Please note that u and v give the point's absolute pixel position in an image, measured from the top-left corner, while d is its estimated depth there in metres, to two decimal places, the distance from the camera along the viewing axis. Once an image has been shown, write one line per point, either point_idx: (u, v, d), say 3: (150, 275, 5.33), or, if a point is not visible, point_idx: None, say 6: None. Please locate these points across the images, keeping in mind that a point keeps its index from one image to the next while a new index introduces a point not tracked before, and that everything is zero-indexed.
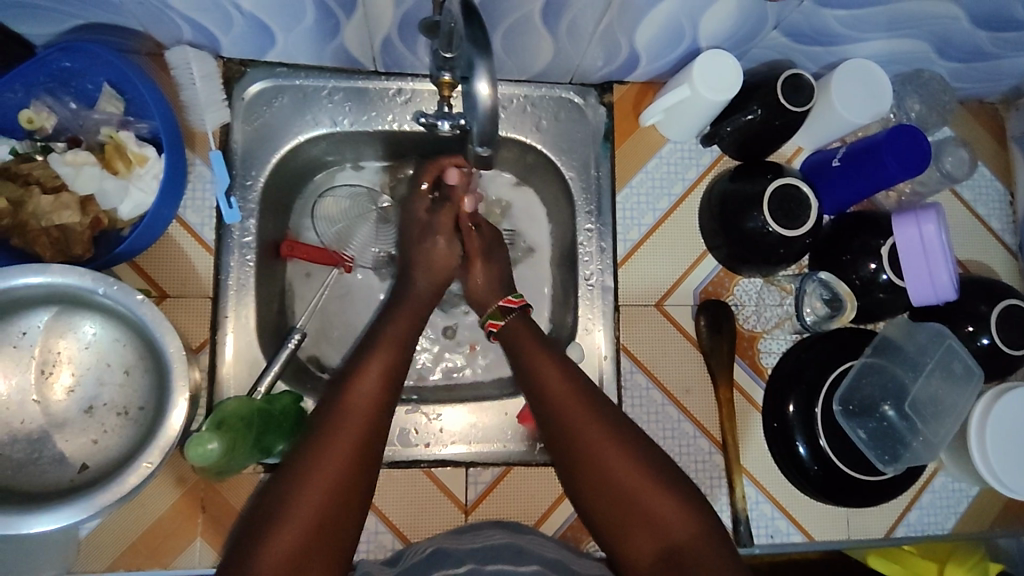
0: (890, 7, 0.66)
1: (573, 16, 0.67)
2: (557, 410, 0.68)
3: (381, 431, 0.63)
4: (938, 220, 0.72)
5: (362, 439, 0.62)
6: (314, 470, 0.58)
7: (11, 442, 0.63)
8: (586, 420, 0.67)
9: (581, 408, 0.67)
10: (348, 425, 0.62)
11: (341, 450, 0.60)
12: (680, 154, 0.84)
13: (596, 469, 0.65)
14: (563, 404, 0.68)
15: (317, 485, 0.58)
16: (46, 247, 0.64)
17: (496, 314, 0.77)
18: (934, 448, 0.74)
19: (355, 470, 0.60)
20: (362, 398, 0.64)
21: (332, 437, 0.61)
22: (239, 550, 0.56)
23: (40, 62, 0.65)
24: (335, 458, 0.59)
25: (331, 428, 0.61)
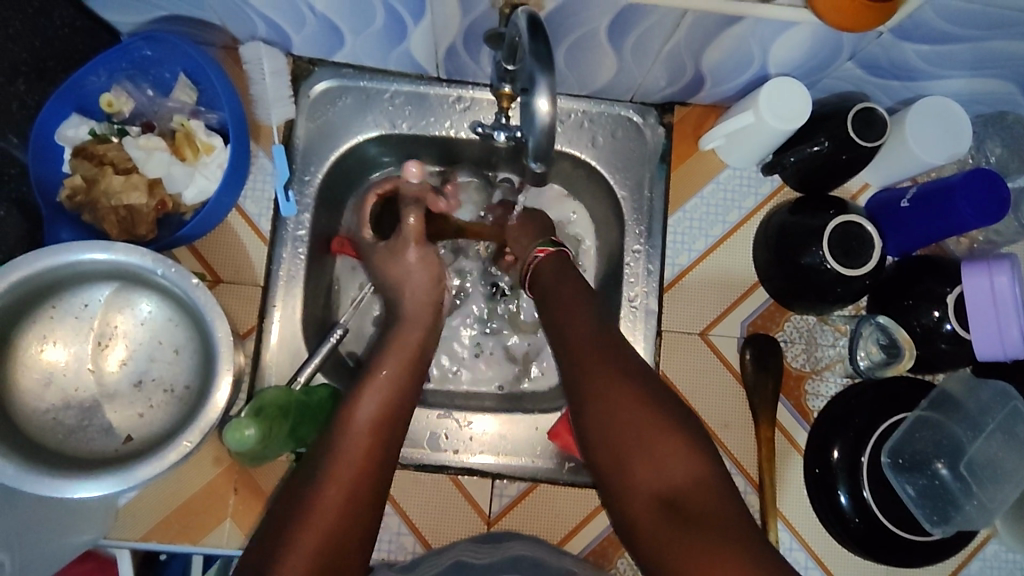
0: (977, 45, 0.63)
1: (639, 35, 0.66)
2: (596, 382, 0.65)
3: (395, 437, 0.64)
4: (1013, 271, 0.67)
5: (378, 445, 0.62)
6: (326, 497, 0.58)
7: (64, 407, 0.65)
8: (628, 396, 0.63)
9: (624, 384, 0.64)
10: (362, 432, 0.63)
11: (353, 475, 0.60)
12: (739, 180, 0.81)
13: (634, 445, 0.61)
14: (600, 380, 0.65)
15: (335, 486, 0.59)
16: (113, 225, 0.68)
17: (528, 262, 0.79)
18: (989, 514, 0.69)
19: (370, 470, 0.61)
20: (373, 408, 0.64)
21: (339, 463, 0.60)
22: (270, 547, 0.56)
23: (124, 50, 0.68)
24: (347, 483, 0.60)
25: (345, 435, 0.62)
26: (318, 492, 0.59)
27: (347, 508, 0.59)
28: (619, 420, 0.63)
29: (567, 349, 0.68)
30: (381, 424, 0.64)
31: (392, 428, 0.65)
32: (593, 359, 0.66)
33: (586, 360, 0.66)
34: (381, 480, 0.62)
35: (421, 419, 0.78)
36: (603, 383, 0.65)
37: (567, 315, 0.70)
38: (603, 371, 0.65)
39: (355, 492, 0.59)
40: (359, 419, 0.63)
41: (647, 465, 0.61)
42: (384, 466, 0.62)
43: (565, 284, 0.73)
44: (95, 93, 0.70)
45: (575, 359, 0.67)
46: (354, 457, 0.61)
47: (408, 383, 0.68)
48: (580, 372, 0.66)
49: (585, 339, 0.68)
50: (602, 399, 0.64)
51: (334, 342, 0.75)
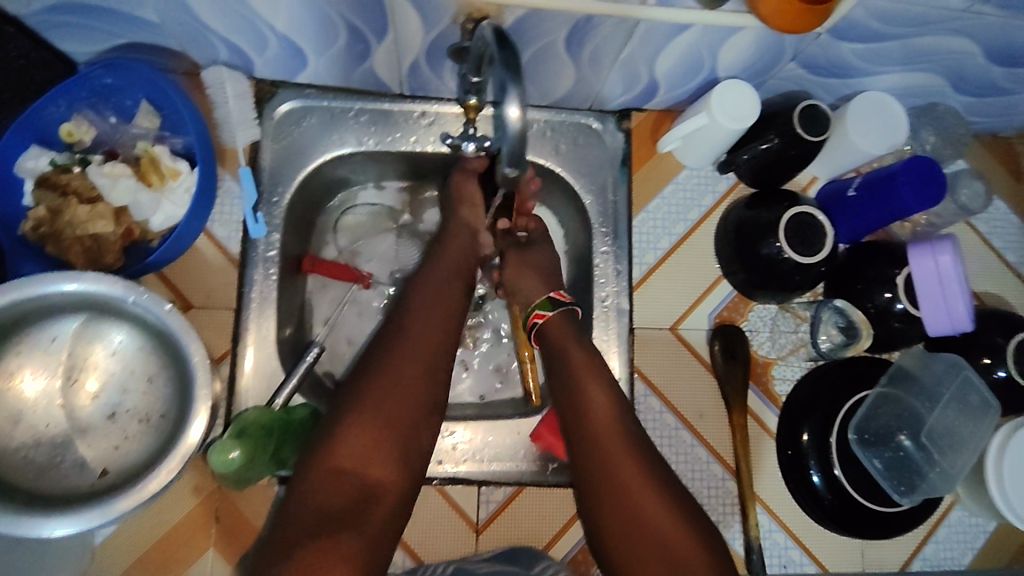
0: (906, 42, 0.68)
1: (596, 45, 0.69)
2: (613, 461, 0.65)
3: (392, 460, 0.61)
4: (954, 250, 0.72)
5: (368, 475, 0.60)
6: (383, 399, 0.62)
7: (35, 445, 0.64)
8: (643, 484, 0.64)
9: (638, 470, 0.64)
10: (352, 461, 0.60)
11: (415, 368, 0.65)
12: (696, 180, 0.85)
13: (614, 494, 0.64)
14: (619, 462, 0.65)
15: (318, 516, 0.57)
16: (78, 255, 0.67)
17: (543, 304, 0.73)
18: (952, 479, 0.73)
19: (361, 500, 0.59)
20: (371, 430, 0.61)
21: (402, 358, 0.65)
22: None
23: (83, 78, 0.68)
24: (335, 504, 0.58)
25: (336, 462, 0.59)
26: (374, 387, 0.63)
27: (408, 406, 0.63)
28: (624, 496, 0.63)
29: (581, 423, 0.67)
30: (439, 330, 0.68)
31: (452, 311, 0.70)
32: (597, 429, 0.66)
33: (602, 441, 0.66)
34: (435, 378, 0.66)
35: None
36: (620, 467, 0.64)
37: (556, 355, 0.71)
38: (620, 455, 0.65)
39: (416, 395, 0.64)
40: (440, 292, 0.71)
41: (652, 553, 0.61)
42: (441, 366, 0.67)
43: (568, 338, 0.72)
44: (54, 124, 0.69)
45: (583, 432, 0.67)
46: (413, 355, 0.65)
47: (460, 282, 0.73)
48: (598, 450, 0.66)
49: (607, 418, 0.67)
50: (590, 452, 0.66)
51: (311, 360, 0.75)
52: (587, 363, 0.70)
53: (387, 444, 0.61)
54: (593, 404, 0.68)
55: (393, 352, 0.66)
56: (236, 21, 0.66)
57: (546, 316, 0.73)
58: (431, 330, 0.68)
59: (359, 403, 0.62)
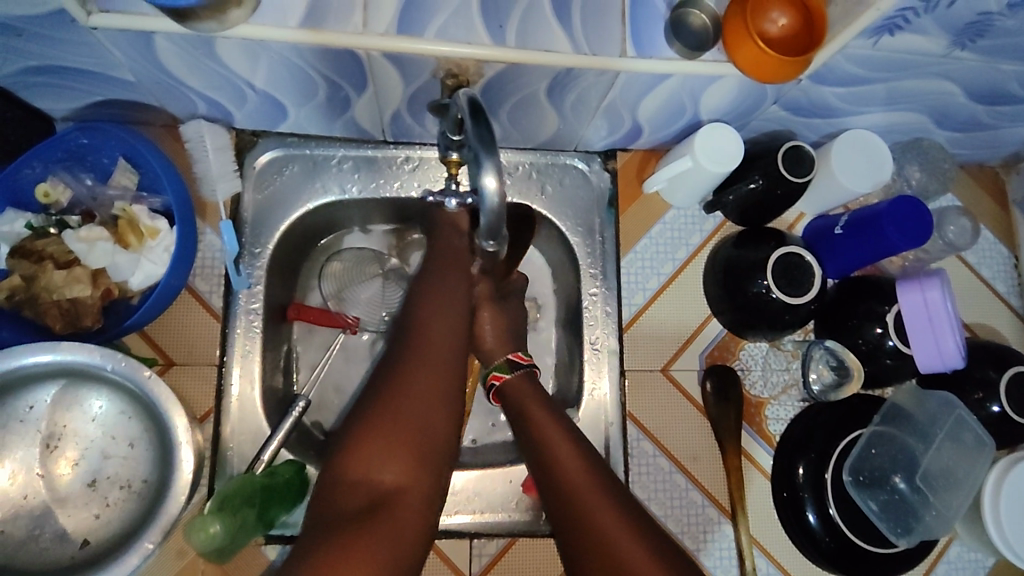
0: (888, 85, 0.68)
1: (577, 93, 0.68)
2: (591, 517, 0.61)
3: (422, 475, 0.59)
4: (943, 288, 0.72)
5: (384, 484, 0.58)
6: (402, 388, 0.60)
7: (13, 518, 0.62)
8: (628, 536, 0.60)
9: (620, 525, 0.61)
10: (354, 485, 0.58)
11: (433, 353, 0.62)
12: (684, 219, 0.85)
13: (600, 552, 0.60)
14: (600, 515, 0.61)
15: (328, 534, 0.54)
16: (56, 318, 0.65)
17: (502, 367, 0.74)
18: (948, 521, 0.72)
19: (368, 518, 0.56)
20: (382, 434, 0.59)
21: (418, 340, 0.63)
22: None
23: (58, 140, 0.67)
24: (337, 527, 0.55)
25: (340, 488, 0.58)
26: (395, 376, 0.61)
27: (428, 396, 0.60)
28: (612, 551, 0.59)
29: (556, 488, 0.64)
30: (454, 312, 0.65)
31: (462, 284, 0.66)
32: (578, 485, 0.64)
33: (580, 500, 0.63)
34: (456, 361, 0.63)
35: None
36: (600, 520, 0.61)
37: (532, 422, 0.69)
38: (601, 511, 0.62)
39: (434, 385, 0.61)
40: (444, 277, 0.66)
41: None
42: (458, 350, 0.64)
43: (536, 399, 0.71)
44: (29, 185, 0.68)
45: (566, 495, 0.63)
46: (430, 342, 0.62)
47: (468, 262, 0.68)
48: (575, 510, 0.62)
49: (583, 480, 0.64)
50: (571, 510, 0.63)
51: (297, 414, 0.74)
52: (559, 430, 0.68)
53: (415, 442, 0.59)
54: (568, 468, 0.65)
55: (409, 334, 0.63)
56: (214, 79, 0.66)
57: (504, 379, 0.74)
58: (447, 307, 0.64)
59: (380, 396, 0.60)
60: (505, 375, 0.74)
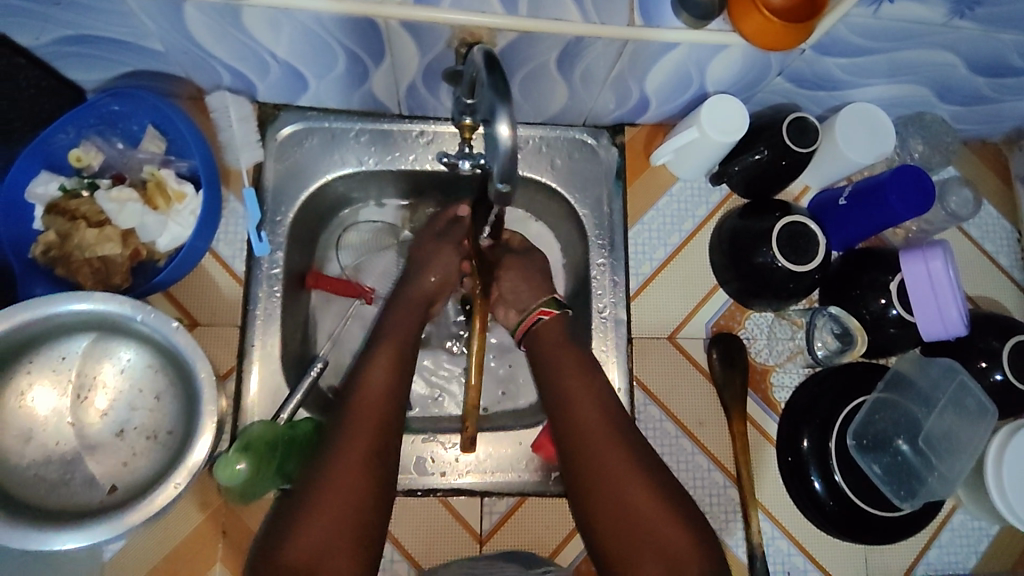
0: (890, 55, 0.70)
1: (587, 64, 0.71)
2: (596, 458, 0.67)
3: (394, 431, 0.67)
4: (946, 257, 0.73)
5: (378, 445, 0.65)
6: (337, 479, 0.62)
7: (46, 463, 0.65)
8: (636, 474, 0.65)
9: (629, 465, 0.66)
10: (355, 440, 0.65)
11: (367, 441, 0.65)
12: (690, 192, 0.87)
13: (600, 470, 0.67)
14: (610, 457, 0.67)
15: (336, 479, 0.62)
16: (87, 277, 0.69)
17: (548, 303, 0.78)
18: (951, 483, 0.73)
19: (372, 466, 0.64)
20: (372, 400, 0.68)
21: (352, 433, 0.65)
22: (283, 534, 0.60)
23: (91, 106, 0.70)
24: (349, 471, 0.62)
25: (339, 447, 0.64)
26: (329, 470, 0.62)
27: (361, 482, 0.62)
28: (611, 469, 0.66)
29: (571, 427, 0.70)
30: (387, 400, 0.68)
31: (398, 388, 0.70)
32: (587, 411, 0.70)
33: (593, 440, 0.68)
34: (387, 456, 0.65)
35: (406, 445, 0.79)
36: (611, 460, 0.66)
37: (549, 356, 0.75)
38: (612, 450, 0.67)
39: (377, 447, 0.65)
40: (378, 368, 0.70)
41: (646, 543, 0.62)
42: (389, 440, 0.66)
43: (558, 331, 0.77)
44: (63, 150, 0.72)
45: (575, 421, 0.70)
46: (365, 428, 0.66)
47: (410, 351, 0.74)
48: (587, 448, 0.68)
49: (592, 412, 0.70)
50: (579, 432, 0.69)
51: (315, 375, 0.77)
52: (578, 370, 0.73)
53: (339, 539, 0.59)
54: (581, 413, 0.70)
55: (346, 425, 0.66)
56: (240, 49, 0.69)
57: (551, 313, 0.78)
58: (378, 400, 0.68)
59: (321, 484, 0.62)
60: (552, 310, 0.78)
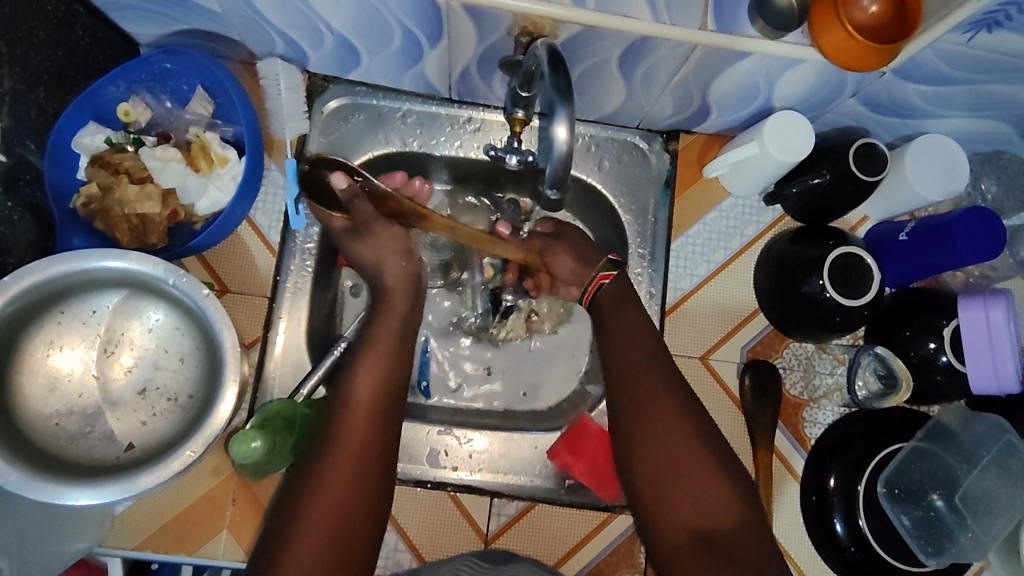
0: (975, 88, 0.65)
1: (650, 65, 0.68)
2: (648, 437, 0.66)
3: (384, 448, 0.63)
4: (1008, 307, 0.69)
5: (365, 471, 0.61)
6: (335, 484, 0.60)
7: (67, 414, 0.65)
8: (710, 478, 0.64)
9: (708, 470, 0.64)
10: (343, 461, 0.61)
11: (357, 447, 0.62)
12: (741, 209, 0.83)
13: (646, 435, 0.66)
14: (688, 456, 0.65)
15: (324, 503, 0.59)
16: (125, 233, 0.69)
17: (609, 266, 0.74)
18: (985, 547, 0.69)
19: (362, 498, 0.61)
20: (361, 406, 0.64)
21: (351, 434, 0.62)
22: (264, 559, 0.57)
23: (144, 61, 0.69)
24: (336, 499, 0.59)
25: (327, 465, 0.61)
26: (326, 465, 0.61)
27: (345, 506, 0.60)
28: (665, 444, 0.65)
29: (631, 406, 0.68)
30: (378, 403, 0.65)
31: (393, 392, 0.66)
32: (645, 380, 0.68)
33: (656, 421, 0.66)
34: (384, 450, 0.63)
35: (421, 434, 0.78)
36: (678, 451, 0.65)
37: (616, 326, 0.72)
38: (677, 433, 0.66)
39: (360, 460, 0.61)
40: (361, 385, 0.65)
41: (709, 546, 0.61)
42: (384, 430, 0.64)
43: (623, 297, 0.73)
44: (112, 103, 0.71)
45: (632, 393, 0.68)
46: (361, 430, 0.63)
47: (400, 362, 0.68)
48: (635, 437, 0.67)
49: (652, 381, 0.68)
50: (632, 401, 0.68)
51: (337, 354, 0.76)
52: (655, 368, 0.69)
53: (343, 532, 0.59)
54: (648, 397, 0.67)
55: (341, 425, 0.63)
56: (295, 17, 0.67)
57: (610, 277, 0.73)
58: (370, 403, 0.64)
59: (324, 457, 0.61)
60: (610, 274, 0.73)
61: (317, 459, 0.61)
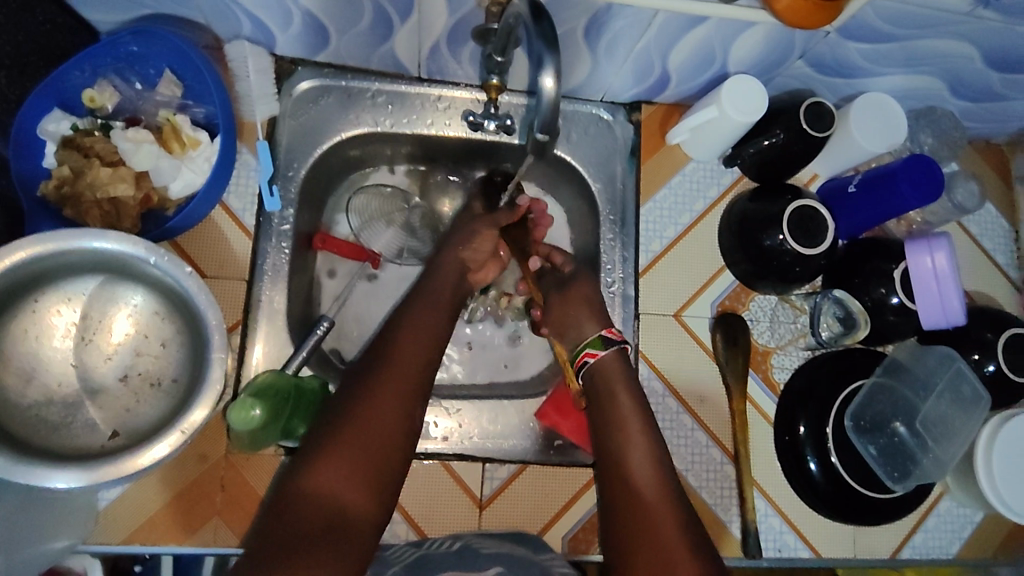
0: (908, 44, 0.71)
1: (614, 33, 0.71)
2: (649, 534, 0.61)
3: (434, 368, 0.68)
4: (949, 248, 0.75)
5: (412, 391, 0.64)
6: (354, 437, 0.60)
7: (47, 404, 0.64)
8: None
9: (690, 558, 0.58)
10: (399, 369, 0.65)
11: (410, 364, 0.66)
12: (702, 173, 0.87)
13: (640, 532, 0.61)
14: (671, 543, 0.60)
15: (372, 407, 0.62)
16: (96, 219, 0.67)
17: (596, 344, 0.73)
18: (944, 466, 0.76)
19: (410, 408, 0.64)
20: (419, 326, 0.69)
21: (385, 384, 0.64)
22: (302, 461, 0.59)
23: (110, 44, 0.68)
24: (386, 405, 0.62)
25: (383, 372, 0.64)
26: (383, 370, 0.65)
27: (393, 414, 0.62)
28: (658, 543, 0.60)
29: (628, 503, 0.64)
30: (422, 365, 0.66)
31: (435, 350, 0.68)
32: (646, 475, 0.65)
33: (652, 520, 0.62)
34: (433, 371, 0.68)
35: None
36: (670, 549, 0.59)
37: (616, 419, 0.69)
38: (670, 533, 0.60)
39: (416, 378, 0.65)
40: (427, 306, 0.72)
41: None
42: (437, 353, 0.69)
43: (626, 387, 0.71)
44: (77, 88, 0.70)
45: (632, 489, 0.65)
46: (393, 388, 0.64)
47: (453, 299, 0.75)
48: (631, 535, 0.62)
49: (651, 477, 0.65)
50: (629, 491, 0.65)
51: (320, 334, 0.76)
52: (654, 466, 0.66)
53: (385, 442, 0.61)
54: (647, 494, 0.64)
55: (378, 381, 0.64)
56: None
57: (597, 355, 0.73)
58: (411, 364, 0.66)
59: (383, 367, 0.65)
60: (597, 351, 0.73)
61: (349, 410, 0.62)
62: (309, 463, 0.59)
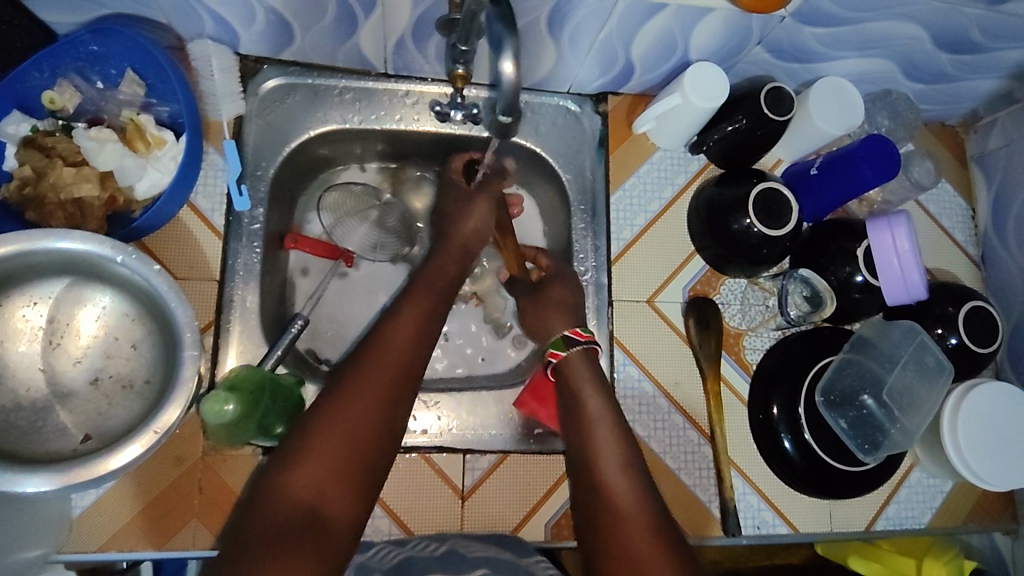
0: (860, 27, 0.73)
1: (576, 23, 0.72)
2: (616, 527, 0.61)
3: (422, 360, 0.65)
4: (909, 225, 0.77)
5: (399, 385, 0.62)
6: (341, 430, 0.58)
7: (14, 409, 0.62)
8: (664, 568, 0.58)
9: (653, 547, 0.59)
10: (385, 363, 0.63)
11: (397, 357, 0.64)
12: (670, 161, 0.89)
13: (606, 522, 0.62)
14: (636, 538, 0.60)
15: (357, 402, 0.60)
16: (60, 221, 0.67)
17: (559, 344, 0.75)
18: (910, 436, 0.78)
19: (395, 402, 0.61)
20: (410, 317, 0.67)
21: (371, 379, 0.61)
22: (283, 457, 0.57)
23: (70, 44, 0.67)
24: (371, 399, 0.60)
25: (371, 365, 0.62)
26: (369, 362, 0.63)
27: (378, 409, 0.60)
28: (622, 533, 0.60)
29: (594, 495, 0.64)
30: (408, 357, 0.64)
31: (421, 342, 0.66)
32: (612, 465, 0.65)
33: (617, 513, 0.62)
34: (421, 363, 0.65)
35: None
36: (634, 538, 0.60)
37: (583, 413, 0.70)
38: (637, 524, 0.61)
39: (402, 371, 0.63)
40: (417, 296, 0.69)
41: None
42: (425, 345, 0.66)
43: (593, 382, 0.72)
44: (36, 90, 0.69)
45: (598, 479, 0.65)
46: (379, 381, 0.61)
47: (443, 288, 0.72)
48: (599, 526, 0.62)
49: (617, 467, 0.65)
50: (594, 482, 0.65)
51: (295, 333, 0.76)
52: (621, 455, 0.66)
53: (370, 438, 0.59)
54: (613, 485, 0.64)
55: (364, 372, 0.62)
56: None
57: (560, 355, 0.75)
58: (397, 355, 0.64)
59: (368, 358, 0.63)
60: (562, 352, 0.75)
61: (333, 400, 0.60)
62: (291, 459, 0.57)
